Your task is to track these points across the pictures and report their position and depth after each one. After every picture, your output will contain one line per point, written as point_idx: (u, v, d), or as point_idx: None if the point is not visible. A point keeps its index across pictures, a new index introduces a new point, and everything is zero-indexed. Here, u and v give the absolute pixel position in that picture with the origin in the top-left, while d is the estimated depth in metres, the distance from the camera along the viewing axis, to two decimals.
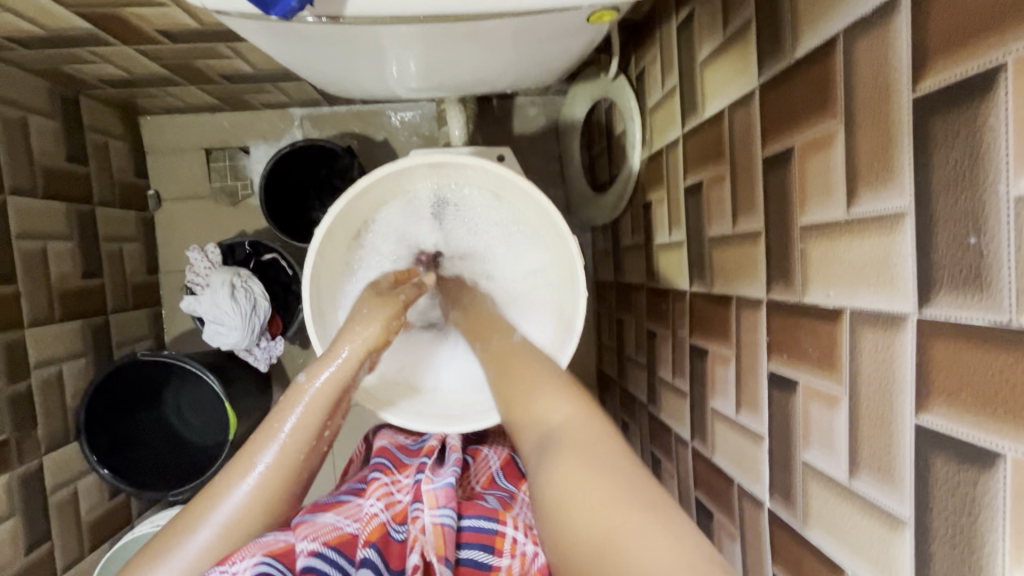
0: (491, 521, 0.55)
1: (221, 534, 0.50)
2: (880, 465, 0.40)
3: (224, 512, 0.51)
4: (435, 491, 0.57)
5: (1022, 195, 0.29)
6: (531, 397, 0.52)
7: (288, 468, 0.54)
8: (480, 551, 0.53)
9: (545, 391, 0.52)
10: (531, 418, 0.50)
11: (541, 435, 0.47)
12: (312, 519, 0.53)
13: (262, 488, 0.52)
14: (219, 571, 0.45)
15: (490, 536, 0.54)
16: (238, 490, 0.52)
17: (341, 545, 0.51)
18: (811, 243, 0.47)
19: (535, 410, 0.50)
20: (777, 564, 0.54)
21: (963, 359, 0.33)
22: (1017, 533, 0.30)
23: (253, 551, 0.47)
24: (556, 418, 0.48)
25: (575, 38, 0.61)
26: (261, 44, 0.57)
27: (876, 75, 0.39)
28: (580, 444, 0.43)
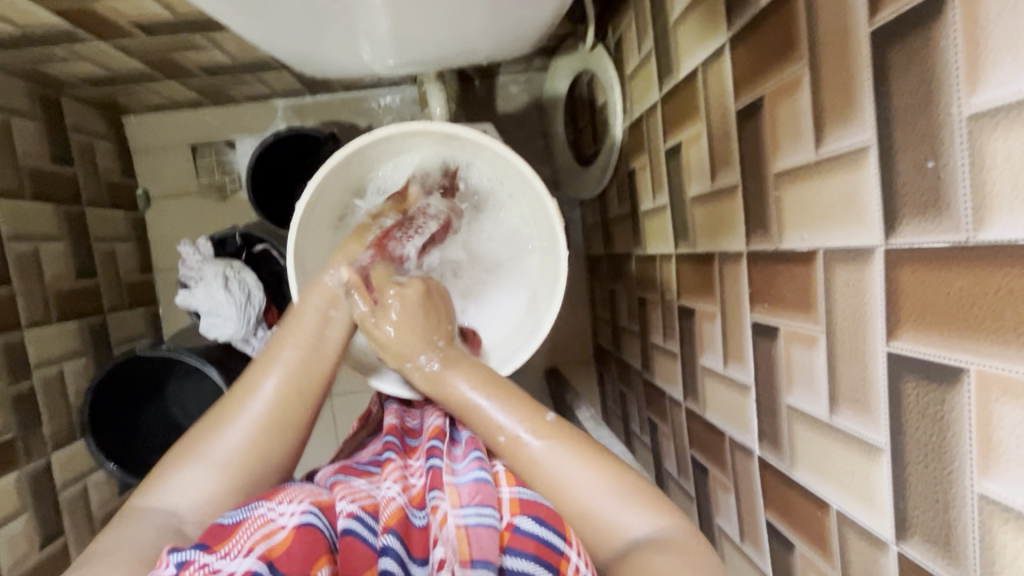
0: (556, 538, 0.51)
1: (235, 448, 0.55)
2: (857, 397, 0.41)
3: (247, 416, 0.56)
4: (457, 487, 0.55)
5: (976, 113, 0.30)
6: (545, 463, 0.53)
7: (296, 373, 0.58)
8: (536, 563, 0.49)
9: (560, 457, 0.53)
10: (559, 493, 0.52)
11: (602, 522, 0.50)
12: (348, 482, 0.57)
13: (266, 409, 0.56)
14: (268, 509, 0.48)
15: (555, 556, 0.50)
16: (264, 389, 0.57)
17: (374, 512, 0.53)
18: (784, 189, 0.48)
19: (575, 503, 0.51)
20: (768, 509, 0.56)
21: (925, 281, 0.34)
22: (983, 443, 0.31)
23: (302, 497, 0.50)
24: (613, 505, 0.51)
25: (546, 3, 0.61)
26: (232, 23, 0.58)
27: (836, 13, 0.39)
28: (667, 539, 0.48)
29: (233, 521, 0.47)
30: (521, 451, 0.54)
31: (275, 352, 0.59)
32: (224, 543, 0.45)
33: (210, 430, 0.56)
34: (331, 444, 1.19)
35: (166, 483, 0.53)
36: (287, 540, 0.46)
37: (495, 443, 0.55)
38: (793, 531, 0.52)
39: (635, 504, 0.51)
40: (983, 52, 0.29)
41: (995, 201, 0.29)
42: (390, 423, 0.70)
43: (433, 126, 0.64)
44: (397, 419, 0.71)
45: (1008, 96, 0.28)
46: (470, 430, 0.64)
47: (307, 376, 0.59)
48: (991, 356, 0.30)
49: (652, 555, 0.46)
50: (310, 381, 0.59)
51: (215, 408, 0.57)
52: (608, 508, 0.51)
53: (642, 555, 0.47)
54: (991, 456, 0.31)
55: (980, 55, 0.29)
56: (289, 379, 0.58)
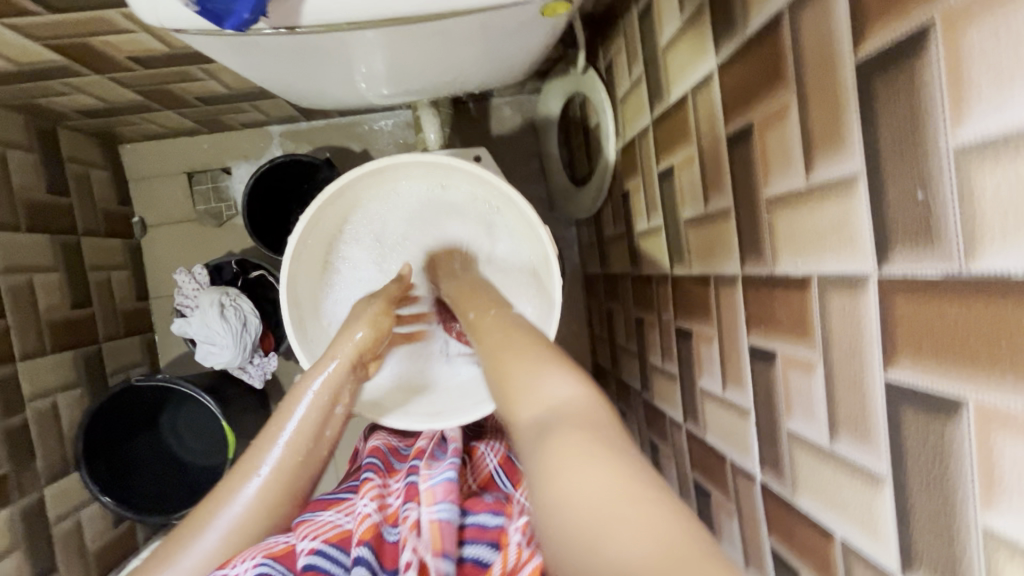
0: (495, 517, 0.54)
1: (227, 540, 0.50)
2: (857, 426, 0.41)
3: (242, 499, 0.51)
4: (432, 487, 0.56)
5: (962, 147, 0.30)
6: (506, 352, 0.49)
7: (292, 456, 0.54)
8: (477, 546, 0.53)
9: (522, 346, 0.49)
10: (502, 355, 0.46)
11: (521, 381, 0.41)
12: (314, 517, 0.55)
13: (261, 491, 0.51)
14: (222, 574, 0.46)
15: (495, 532, 0.53)
16: (248, 486, 0.52)
17: (340, 542, 0.52)
18: (776, 214, 0.48)
19: (512, 361, 0.44)
20: (772, 535, 0.55)
21: (919, 311, 0.34)
22: (985, 476, 0.31)
23: (254, 552, 0.48)
24: (535, 368, 0.42)
25: (536, 34, 0.61)
26: (225, 60, 0.58)
27: (821, 46, 0.40)
28: (573, 412, 0.36)
29: None
30: (532, 387, 0.52)
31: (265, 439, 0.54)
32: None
33: (199, 517, 0.51)
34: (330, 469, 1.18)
35: None
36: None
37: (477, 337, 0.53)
38: (798, 560, 0.51)
39: (558, 368, 0.41)
40: (966, 87, 0.29)
41: (985, 233, 0.29)
42: (374, 445, 0.70)
43: (426, 158, 0.64)
44: (384, 442, 0.71)
45: (992, 131, 0.28)
46: (457, 445, 0.64)
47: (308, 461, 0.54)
48: (988, 389, 0.30)
49: (561, 434, 0.34)
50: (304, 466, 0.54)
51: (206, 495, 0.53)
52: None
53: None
54: (994, 489, 0.30)
55: (963, 89, 0.29)
56: (282, 468, 0.53)
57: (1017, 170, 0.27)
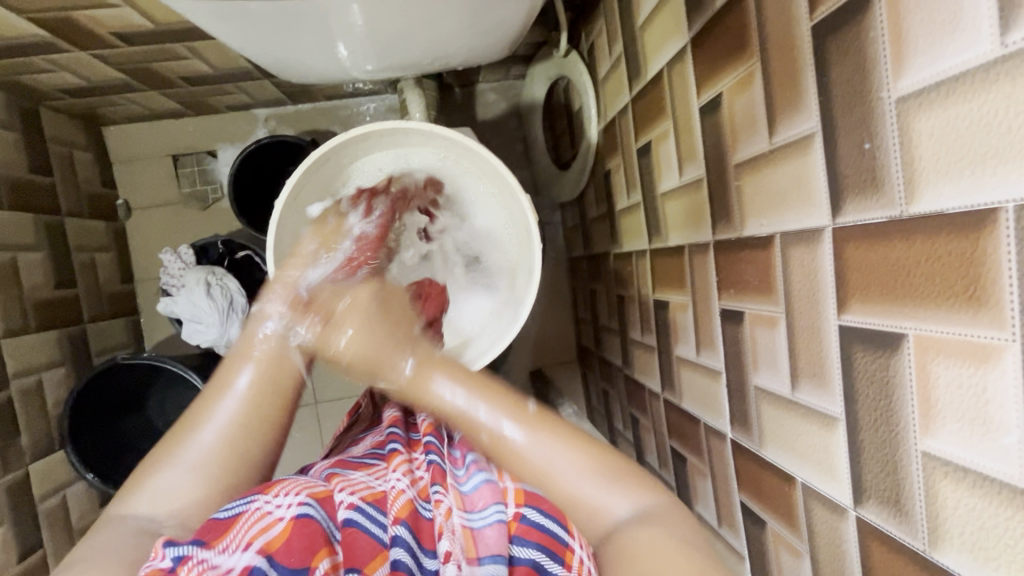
0: (562, 530, 0.49)
1: (210, 451, 0.51)
2: (815, 372, 0.43)
3: (222, 412, 0.52)
4: (464, 495, 0.53)
5: (902, 97, 0.32)
6: (536, 456, 0.49)
7: (269, 380, 0.53)
8: (541, 552, 0.48)
9: (549, 446, 0.50)
10: (549, 481, 0.50)
11: (589, 504, 0.49)
12: (346, 474, 0.55)
13: (240, 408, 0.52)
14: (265, 502, 0.48)
15: (561, 547, 0.48)
16: (224, 404, 0.52)
17: (377, 501, 0.52)
18: (744, 178, 0.50)
19: (563, 487, 0.49)
20: (742, 490, 0.58)
21: (867, 256, 0.36)
22: (924, 403, 0.34)
23: (298, 490, 0.50)
24: (597, 482, 0.49)
25: (515, 7, 0.63)
26: (209, 28, 0.59)
27: (782, 12, 0.42)
28: (653, 514, 0.47)
29: (230, 516, 0.47)
30: (507, 447, 0.50)
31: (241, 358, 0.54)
32: (219, 539, 0.45)
33: (184, 429, 0.52)
34: (317, 450, 1.19)
35: (142, 490, 0.50)
36: (287, 531, 0.46)
37: (478, 439, 0.51)
38: (765, 510, 0.53)
39: (625, 485, 0.49)
40: (905, 41, 0.32)
41: (922, 176, 0.32)
42: (392, 416, 0.67)
43: (410, 124, 0.66)
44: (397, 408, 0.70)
45: (927, 79, 0.31)
46: None
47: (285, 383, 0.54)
48: (925, 320, 0.33)
49: (642, 528, 0.46)
50: (281, 385, 0.53)
51: (191, 408, 0.53)
52: (592, 493, 0.49)
53: (632, 534, 0.46)
54: (931, 414, 0.33)
55: (903, 42, 0.32)
56: (260, 386, 0.53)
57: (948, 114, 0.30)
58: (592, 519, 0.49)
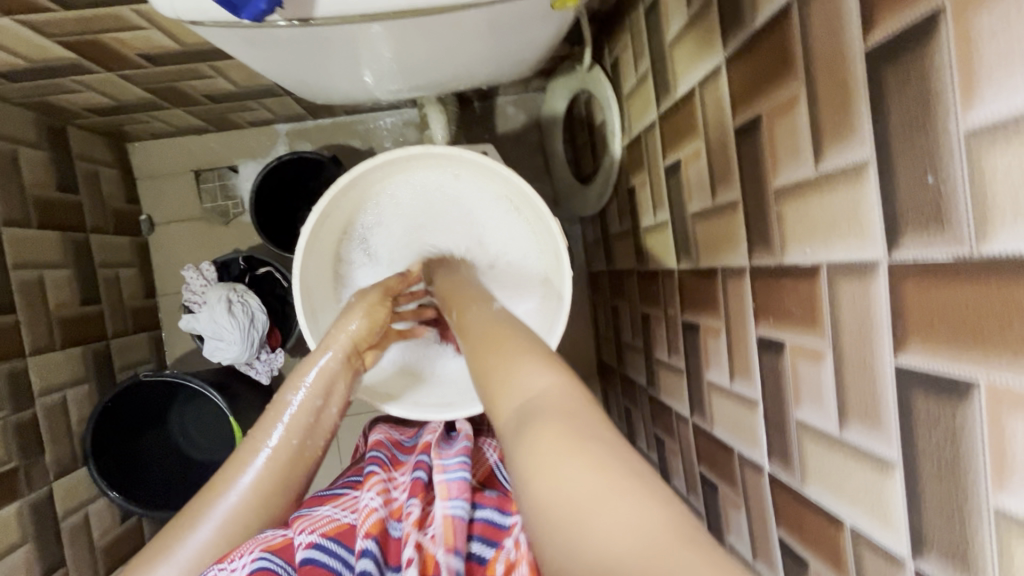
0: (504, 517, 0.54)
1: (208, 548, 0.50)
2: (867, 412, 0.41)
3: (224, 508, 0.52)
4: (447, 481, 0.55)
5: (973, 130, 0.30)
6: (493, 337, 0.47)
7: (290, 453, 0.55)
8: (486, 544, 0.52)
9: (513, 332, 0.47)
10: (503, 346, 0.44)
11: (511, 374, 0.39)
12: (310, 513, 0.54)
13: (241, 502, 0.52)
14: (220, 568, 0.47)
15: (500, 532, 0.53)
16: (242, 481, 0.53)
17: (340, 536, 0.52)
18: (785, 204, 0.48)
19: (502, 350, 0.43)
20: (781, 526, 0.55)
21: (930, 296, 0.34)
22: (996, 456, 0.31)
23: (253, 547, 0.49)
24: (520, 359, 0.41)
25: (544, 27, 0.61)
26: (236, 53, 0.59)
27: (831, 36, 0.40)
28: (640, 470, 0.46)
29: None
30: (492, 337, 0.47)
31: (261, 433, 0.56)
32: None
33: (181, 527, 0.51)
34: (335, 466, 1.18)
35: None
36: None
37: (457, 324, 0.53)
38: (808, 550, 0.51)
39: (535, 361, 0.40)
40: (977, 72, 0.30)
41: (997, 215, 0.30)
42: (378, 440, 0.69)
43: (436, 149, 0.64)
44: (387, 434, 0.71)
45: (1003, 113, 0.28)
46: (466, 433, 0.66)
47: (291, 477, 0.55)
48: (999, 370, 0.30)
49: (546, 421, 0.33)
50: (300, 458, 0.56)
51: (189, 507, 0.53)
52: (537, 415, 0.39)
53: (540, 422, 0.33)
54: (1005, 469, 0.31)
55: (974, 73, 0.30)
56: (280, 461, 0.55)
57: None
58: (511, 398, 0.38)
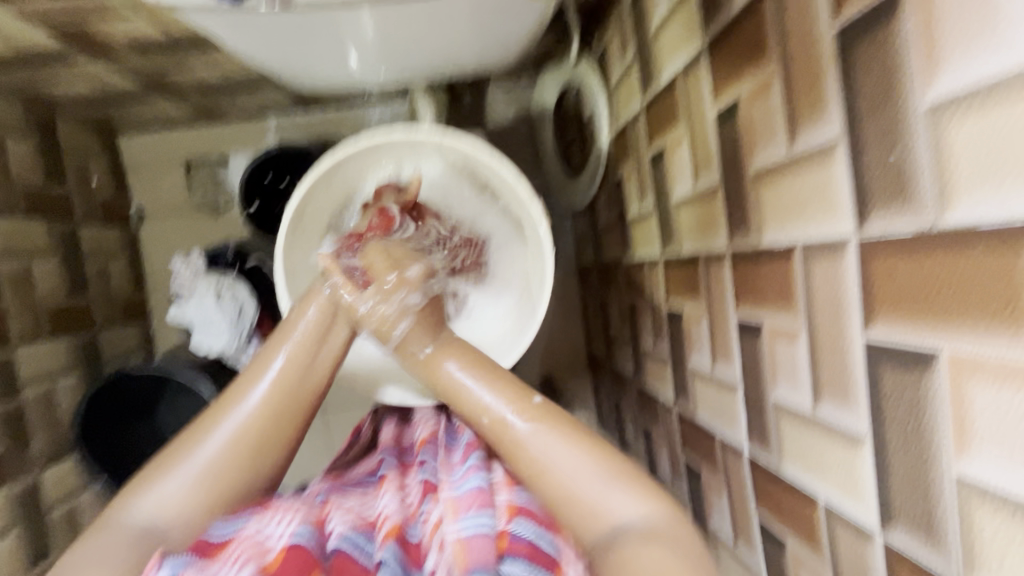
0: (550, 543, 0.48)
1: (215, 459, 0.53)
2: (838, 389, 0.41)
3: (231, 427, 0.54)
4: (455, 499, 0.53)
5: (935, 105, 0.31)
6: (535, 449, 0.52)
7: (288, 385, 0.56)
8: (530, 568, 0.46)
9: (549, 441, 0.52)
10: (544, 480, 0.51)
11: (591, 508, 0.49)
12: (340, 501, 0.55)
13: (250, 421, 0.55)
14: (258, 527, 0.48)
15: (548, 559, 0.47)
16: (237, 412, 0.55)
17: (367, 531, 0.51)
18: (762, 187, 0.49)
19: (562, 485, 0.50)
20: (760, 508, 0.56)
21: (894, 269, 0.35)
22: (958, 424, 0.32)
23: (292, 515, 0.50)
24: (600, 487, 0.49)
25: (529, 13, 0.62)
26: (220, 37, 0.59)
27: (804, 17, 0.41)
28: (657, 528, 0.46)
29: (222, 538, 0.48)
30: (507, 431, 0.53)
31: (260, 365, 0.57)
32: (213, 557, 0.46)
33: (191, 437, 0.54)
34: (325, 458, 1.18)
35: (144, 493, 0.52)
36: (278, 559, 0.45)
37: (481, 427, 0.55)
38: (786, 530, 0.51)
39: (621, 483, 0.49)
40: (939, 47, 0.30)
41: (957, 187, 0.30)
42: (386, 439, 0.69)
43: (418, 133, 0.65)
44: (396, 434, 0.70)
45: (963, 85, 0.29)
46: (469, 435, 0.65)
47: (296, 403, 0.57)
48: (960, 338, 0.31)
49: (642, 545, 0.44)
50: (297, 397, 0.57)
51: (202, 416, 0.56)
52: (596, 493, 0.49)
53: (630, 544, 0.45)
54: (966, 437, 0.31)
55: (935, 48, 0.30)
56: (277, 398, 0.56)
57: (985, 121, 0.28)
58: (600, 526, 0.48)
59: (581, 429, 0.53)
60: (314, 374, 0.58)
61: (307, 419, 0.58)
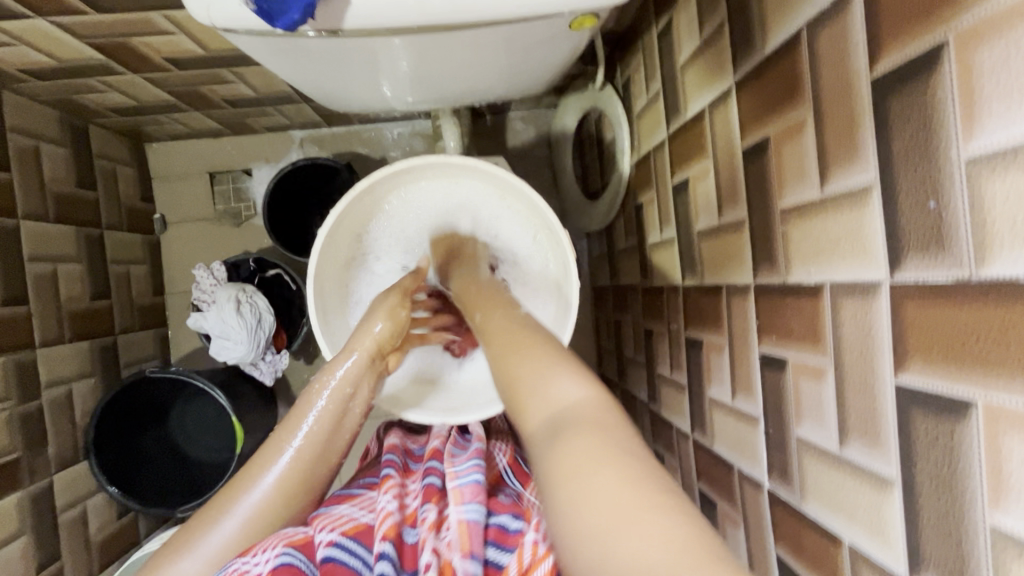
0: (519, 522, 0.53)
1: (230, 542, 0.51)
2: (867, 430, 0.42)
3: (245, 506, 0.52)
4: (459, 488, 0.55)
5: (972, 158, 0.32)
6: (556, 395, 0.39)
7: (300, 476, 0.55)
8: (504, 551, 0.51)
9: (577, 393, 0.38)
10: (533, 406, 0.39)
11: (541, 382, 0.40)
12: (330, 510, 0.55)
13: (263, 503, 0.53)
14: (242, 561, 0.47)
15: (522, 541, 0.52)
16: (264, 481, 0.54)
17: (358, 535, 0.52)
18: (791, 225, 0.49)
19: (547, 407, 0.38)
20: (779, 544, 0.55)
21: (929, 316, 0.35)
22: (993, 476, 0.32)
23: (276, 542, 0.49)
24: (543, 374, 0.41)
25: (561, 46, 0.63)
26: (261, 60, 0.61)
27: (838, 64, 0.42)
28: None
29: None
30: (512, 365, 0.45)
31: (273, 449, 0.56)
32: None
33: (207, 519, 0.52)
34: (333, 471, 1.18)
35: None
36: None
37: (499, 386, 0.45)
38: (806, 569, 0.51)
39: (592, 380, 0.39)
40: (978, 103, 0.31)
41: (995, 241, 0.31)
42: (391, 443, 0.69)
43: (452, 159, 0.66)
44: (399, 441, 0.71)
45: (1003, 142, 0.30)
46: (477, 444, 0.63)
47: (311, 482, 0.55)
48: (997, 389, 0.31)
49: (573, 435, 0.34)
50: (310, 468, 0.55)
51: (215, 499, 0.54)
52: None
53: (572, 433, 0.34)
54: (1001, 489, 0.32)
55: (975, 105, 0.31)
56: (287, 481, 0.54)
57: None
58: (540, 407, 0.39)
59: (593, 377, 0.40)
60: (336, 444, 0.58)
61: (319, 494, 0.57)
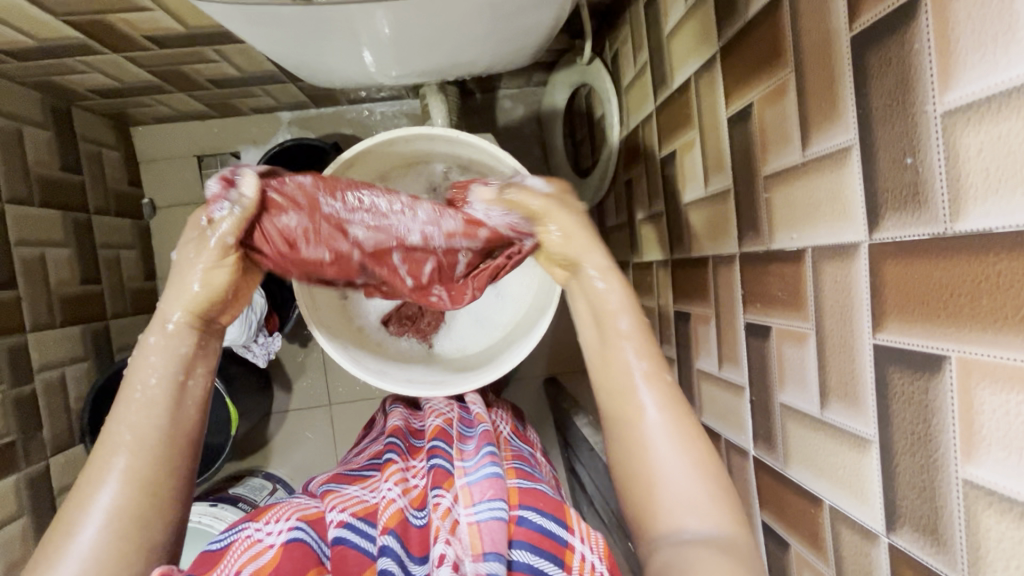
0: (561, 529, 0.51)
1: (97, 541, 0.44)
2: (846, 391, 0.42)
3: (103, 500, 0.45)
4: (469, 487, 0.54)
5: (948, 110, 0.31)
6: (649, 427, 0.48)
7: (160, 441, 0.48)
8: (534, 555, 0.49)
9: (662, 426, 0.47)
10: (642, 461, 0.47)
11: (664, 496, 0.45)
12: (340, 490, 0.57)
13: (124, 489, 0.46)
14: (254, 528, 0.51)
15: (560, 548, 0.50)
16: (122, 463, 0.47)
17: (369, 516, 0.53)
18: (774, 190, 0.49)
19: (653, 466, 0.46)
20: (764, 509, 0.56)
21: (905, 274, 0.35)
22: (966, 430, 0.32)
23: (290, 514, 0.52)
24: (692, 490, 0.44)
25: (544, 14, 0.62)
26: (238, 32, 0.60)
27: (818, 22, 0.41)
28: (729, 544, 0.41)
29: (221, 546, 0.50)
30: (632, 416, 0.49)
31: (112, 431, 0.48)
32: (210, 569, 0.48)
33: (58, 535, 0.44)
34: (329, 452, 1.19)
35: None
36: (275, 558, 0.48)
37: (612, 385, 0.51)
38: (789, 532, 0.52)
39: (711, 488, 0.45)
40: (953, 53, 0.31)
41: (969, 194, 0.31)
42: (394, 424, 0.69)
43: (434, 130, 0.66)
44: (404, 421, 0.70)
45: (978, 93, 0.29)
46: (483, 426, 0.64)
47: (168, 428, 0.49)
48: (970, 342, 0.31)
49: (705, 553, 0.40)
50: (164, 460, 0.48)
51: (59, 516, 0.46)
52: (684, 487, 0.45)
53: (704, 552, 0.40)
54: (974, 442, 0.32)
55: (951, 56, 0.31)
56: (158, 441, 0.48)
57: (999, 128, 0.29)
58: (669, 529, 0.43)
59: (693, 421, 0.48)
60: (191, 392, 0.51)
61: (191, 458, 0.50)
